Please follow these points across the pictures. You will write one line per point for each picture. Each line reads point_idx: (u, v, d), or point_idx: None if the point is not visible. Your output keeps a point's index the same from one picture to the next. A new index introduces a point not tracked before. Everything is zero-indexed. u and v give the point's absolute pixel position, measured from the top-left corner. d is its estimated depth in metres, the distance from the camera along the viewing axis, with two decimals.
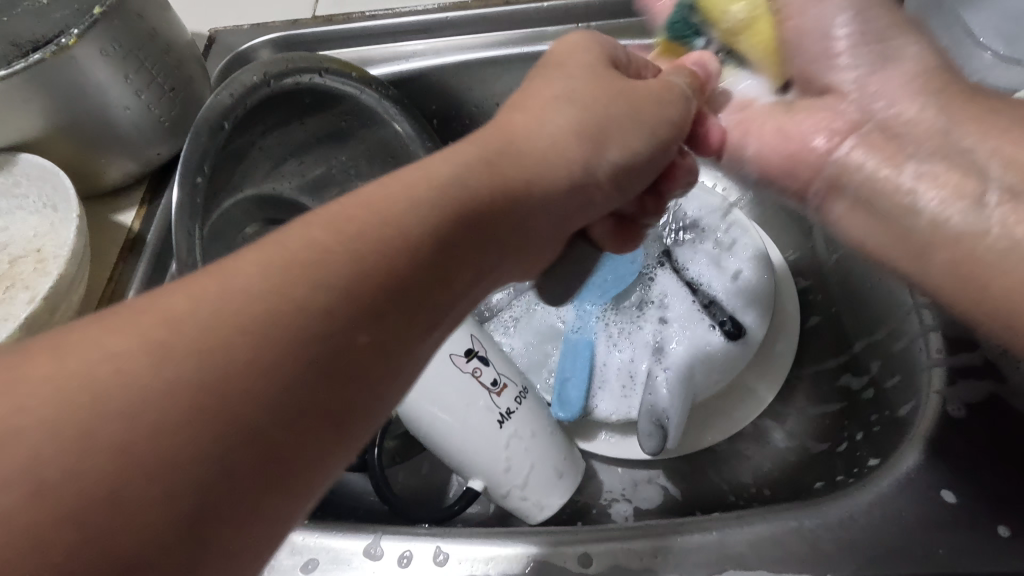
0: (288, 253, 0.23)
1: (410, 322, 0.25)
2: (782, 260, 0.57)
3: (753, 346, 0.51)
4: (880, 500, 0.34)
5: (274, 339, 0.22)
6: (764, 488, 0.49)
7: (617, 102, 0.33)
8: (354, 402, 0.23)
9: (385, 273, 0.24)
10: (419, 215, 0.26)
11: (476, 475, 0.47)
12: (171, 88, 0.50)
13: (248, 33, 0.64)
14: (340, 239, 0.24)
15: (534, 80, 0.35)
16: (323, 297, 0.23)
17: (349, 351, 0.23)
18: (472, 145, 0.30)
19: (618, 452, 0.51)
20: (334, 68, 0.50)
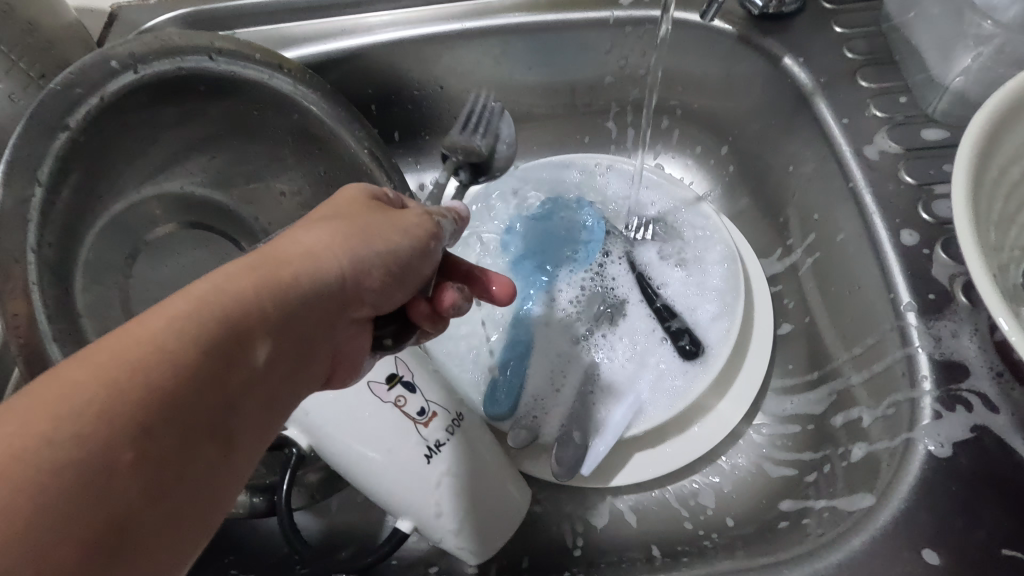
0: (143, 333, 0.22)
1: (188, 476, 0.22)
2: (754, 263, 0.51)
3: (714, 364, 0.46)
4: (849, 559, 0.29)
5: (92, 511, 0.19)
6: (727, 518, 0.45)
7: (372, 214, 0.31)
8: (210, 487, 0.23)
9: (144, 420, 0.21)
10: (235, 339, 0.24)
11: (404, 516, 0.41)
12: (40, 75, 0.42)
13: (154, 9, 0.56)
14: (122, 372, 0.21)
15: (316, 223, 0.29)
16: (115, 441, 0.20)
17: (156, 487, 0.21)
18: (219, 303, 0.24)
19: (535, 468, 0.46)
20: (225, 46, 0.44)
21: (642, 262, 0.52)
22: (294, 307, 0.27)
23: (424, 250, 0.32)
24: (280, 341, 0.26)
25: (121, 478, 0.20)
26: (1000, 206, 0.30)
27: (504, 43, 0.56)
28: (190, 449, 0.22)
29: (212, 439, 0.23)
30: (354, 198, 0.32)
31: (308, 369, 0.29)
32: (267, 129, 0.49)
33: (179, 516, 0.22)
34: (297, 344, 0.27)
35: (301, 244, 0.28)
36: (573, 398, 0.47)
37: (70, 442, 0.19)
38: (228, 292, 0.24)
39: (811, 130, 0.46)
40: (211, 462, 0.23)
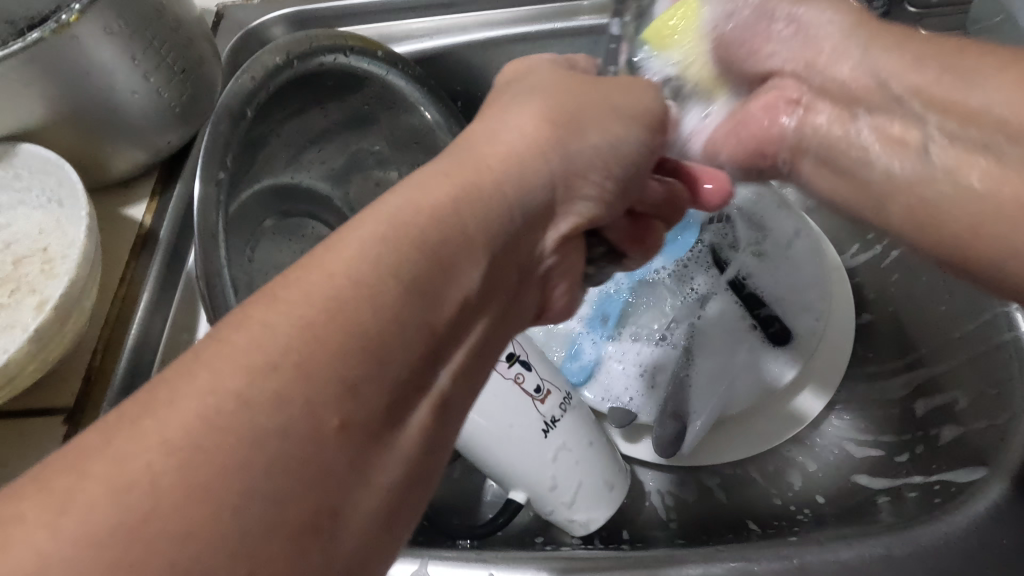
0: (331, 273, 0.20)
1: (394, 444, 0.20)
2: (834, 253, 0.53)
3: (806, 349, 0.48)
4: (976, 523, 0.31)
5: (301, 450, 0.17)
6: (817, 495, 0.46)
7: (579, 96, 0.29)
8: (427, 447, 0.21)
9: (351, 340, 0.19)
10: (435, 245, 0.22)
11: (518, 486, 0.44)
12: (181, 69, 0.45)
13: (258, 8, 0.59)
14: (323, 295, 0.19)
15: (509, 117, 0.28)
16: (320, 398, 0.18)
17: (368, 452, 0.19)
18: (415, 220, 0.22)
19: (632, 448, 0.49)
20: (357, 45, 0.47)
21: (728, 254, 0.53)
22: (492, 218, 0.24)
23: (639, 141, 0.30)
24: (485, 266, 0.24)
25: (323, 433, 0.18)
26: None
27: (592, 43, 0.58)
28: (399, 396, 0.20)
29: (421, 390, 0.21)
30: (529, 86, 0.30)
31: (513, 299, 0.26)
32: (377, 121, 0.51)
33: (403, 483, 0.20)
34: (502, 266, 0.25)
35: (497, 147, 0.26)
36: (666, 382, 0.48)
37: (272, 404, 0.17)
38: (423, 206, 0.23)
39: None
40: (428, 418, 0.21)
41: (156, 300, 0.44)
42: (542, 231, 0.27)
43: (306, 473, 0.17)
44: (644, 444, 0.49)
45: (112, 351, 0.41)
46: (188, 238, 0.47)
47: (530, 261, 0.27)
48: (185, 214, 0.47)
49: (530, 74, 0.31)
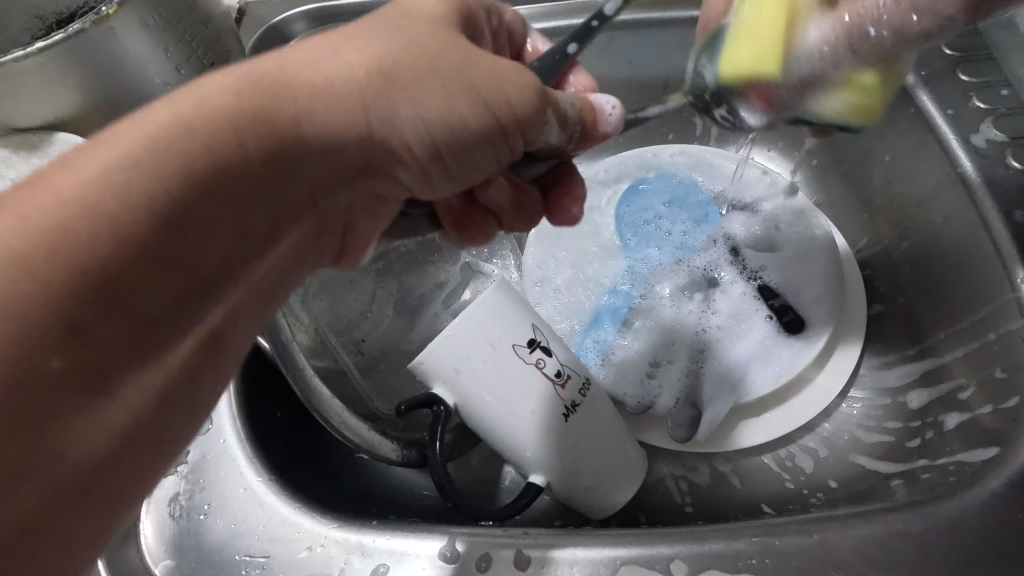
0: (58, 191, 0.20)
1: (121, 386, 0.21)
2: (844, 245, 0.54)
3: (818, 338, 0.49)
4: (990, 500, 0.32)
5: (30, 379, 0.19)
6: (830, 480, 0.47)
7: (446, 54, 0.27)
8: (165, 397, 0.24)
9: (114, 270, 0.20)
10: (214, 170, 0.22)
11: (539, 470, 0.45)
12: (209, 62, 0.46)
13: (279, 4, 0.60)
14: (75, 209, 0.20)
15: (331, 42, 0.26)
16: (45, 339, 0.19)
17: (90, 391, 0.20)
18: (194, 145, 0.22)
19: (645, 435, 0.49)
20: None
21: (744, 246, 0.54)
22: (289, 158, 0.24)
23: (485, 116, 0.28)
24: (266, 210, 0.25)
25: (57, 381, 0.19)
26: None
27: (606, 39, 0.59)
28: (156, 326, 0.22)
29: (176, 334, 0.23)
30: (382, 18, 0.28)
31: (308, 246, 0.30)
32: None
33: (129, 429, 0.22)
34: (286, 208, 0.26)
35: (320, 77, 0.25)
36: (683, 370, 0.49)
37: (25, 332, 0.18)
38: (219, 130, 0.22)
39: (912, 121, 0.49)
40: (189, 354, 0.25)
41: None
42: (346, 185, 0.28)
43: (45, 417, 0.19)
44: (661, 433, 0.49)
45: None
46: None
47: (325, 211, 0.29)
48: None
49: (417, 13, 0.29)
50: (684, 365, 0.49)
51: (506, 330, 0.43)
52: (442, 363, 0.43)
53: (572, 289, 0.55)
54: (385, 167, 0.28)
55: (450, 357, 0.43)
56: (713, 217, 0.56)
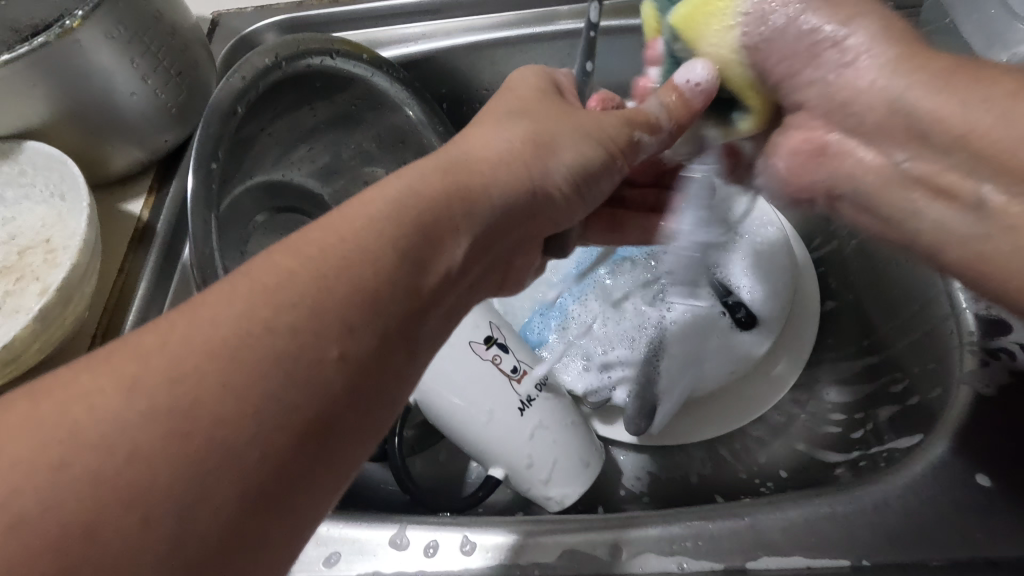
0: (341, 237, 0.25)
1: (359, 383, 0.23)
2: (800, 242, 0.55)
3: (767, 334, 0.51)
4: (915, 482, 0.34)
5: (285, 388, 0.21)
6: (780, 471, 0.48)
7: (568, 116, 0.34)
8: (394, 397, 0.25)
9: (372, 291, 0.24)
10: (435, 211, 0.27)
11: (497, 463, 0.46)
12: (176, 73, 0.48)
13: (251, 16, 0.62)
14: (331, 255, 0.24)
15: (478, 127, 0.33)
16: (321, 335, 0.22)
17: (345, 375, 0.23)
18: (411, 204, 0.26)
19: (603, 429, 0.51)
20: (345, 51, 0.49)
21: None
22: (473, 202, 0.29)
23: (606, 160, 0.34)
24: (463, 248, 0.28)
25: (324, 372, 0.22)
26: None
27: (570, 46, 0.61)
28: (387, 334, 0.24)
29: (394, 345, 0.24)
30: (510, 96, 0.35)
31: (484, 274, 0.31)
32: (364, 121, 0.55)
33: (368, 408, 0.24)
34: (475, 248, 0.29)
35: (484, 152, 0.31)
36: (637, 366, 0.50)
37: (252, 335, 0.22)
38: (419, 188, 0.27)
39: None
40: (402, 363, 0.25)
41: (152, 290, 0.47)
42: (516, 224, 0.31)
43: (263, 423, 0.21)
44: (618, 425, 0.51)
45: (114, 330, 0.44)
46: (184, 233, 0.50)
47: (501, 241, 0.31)
48: (181, 211, 0.50)
49: (517, 96, 0.35)
50: (637, 361, 0.50)
51: (464, 327, 0.45)
52: None
53: (534, 287, 0.57)
54: (540, 209, 0.32)
55: None
56: None
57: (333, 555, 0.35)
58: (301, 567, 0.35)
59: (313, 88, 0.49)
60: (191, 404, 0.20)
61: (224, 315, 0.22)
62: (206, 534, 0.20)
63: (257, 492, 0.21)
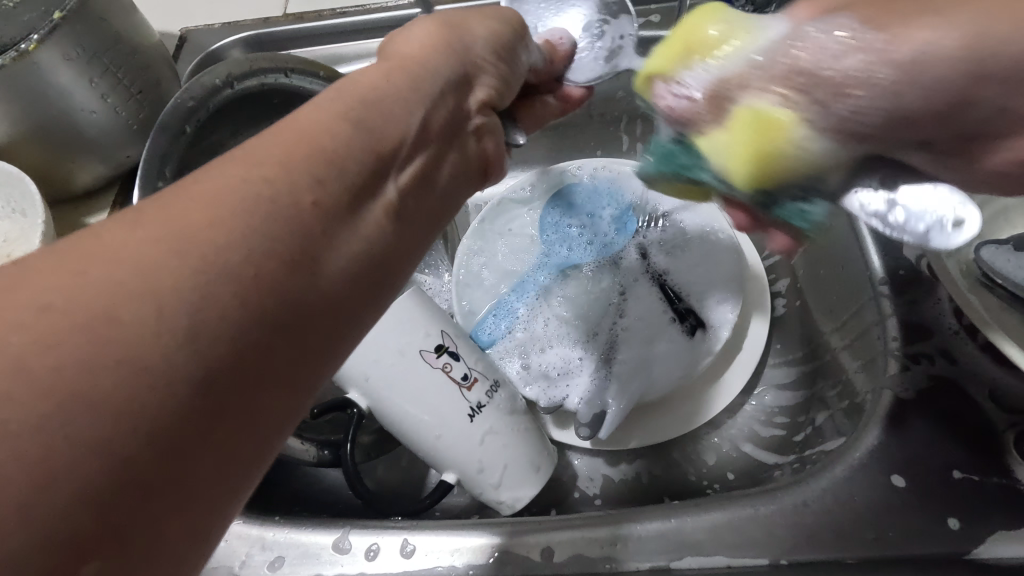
0: (286, 126, 0.26)
1: (343, 230, 0.25)
2: (751, 249, 0.57)
3: (717, 339, 0.51)
4: (835, 484, 0.35)
5: (269, 235, 0.23)
6: (728, 473, 0.50)
7: (484, 17, 0.35)
8: (378, 254, 0.26)
9: (334, 153, 0.26)
10: (378, 92, 0.29)
11: (450, 468, 0.47)
12: (138, 90, 0.50)
13: (218, 32, 0.63)
14: (277, 143, 0.25)
15: (400, 32, 0.33)
16: (293, 186, 0.24)
17: (326, 220, 0.25)
18: (348, 93, 0.28)
19: (557, 434, 0.52)
20: (299, 68, 0.48)
21: (652, 250, 0.57)
22: (417, 85, 0.30)
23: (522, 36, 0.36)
24: (420, 121, 0.29)
25: (303, 216, 0.24)
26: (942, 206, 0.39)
27: None
28: (360, 192, 0.26)
29: (370, 199, 0.27)
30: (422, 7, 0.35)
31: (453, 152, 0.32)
32: None
33: (359, 257, 0.25)
34: (437, 127, 0.31)
35: (410, 48, 0.32)
36: (590, 374, 0.52)
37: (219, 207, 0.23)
38: (357, 81, 0.29)
39: None
40: (383, 219, 0.27)
41: None
42: (467, 106, 0.33)
43: (250, 267, 0.22)
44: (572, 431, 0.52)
45: None
46: None
47: (457, 119, 0.32)
48: None
49: (424, 9, 0.36)
50: (591, 369, 0.52)
51: (414, 336, 0.46)
52: (353, 370, 0.45)
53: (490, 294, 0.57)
54: (476, 90, 0.34)
55: (361, 364, 0.45)
56: (629, 222, 0.59)
57: (277, 560, 0.37)
58: (247, 572, 0.36)
59: (269, 104, 0.50)
60: (166, 276, 0.21)
61: (176, 221, 0.22)
62: (210, 379, 0.21)
63: (261, 328, 0.22)
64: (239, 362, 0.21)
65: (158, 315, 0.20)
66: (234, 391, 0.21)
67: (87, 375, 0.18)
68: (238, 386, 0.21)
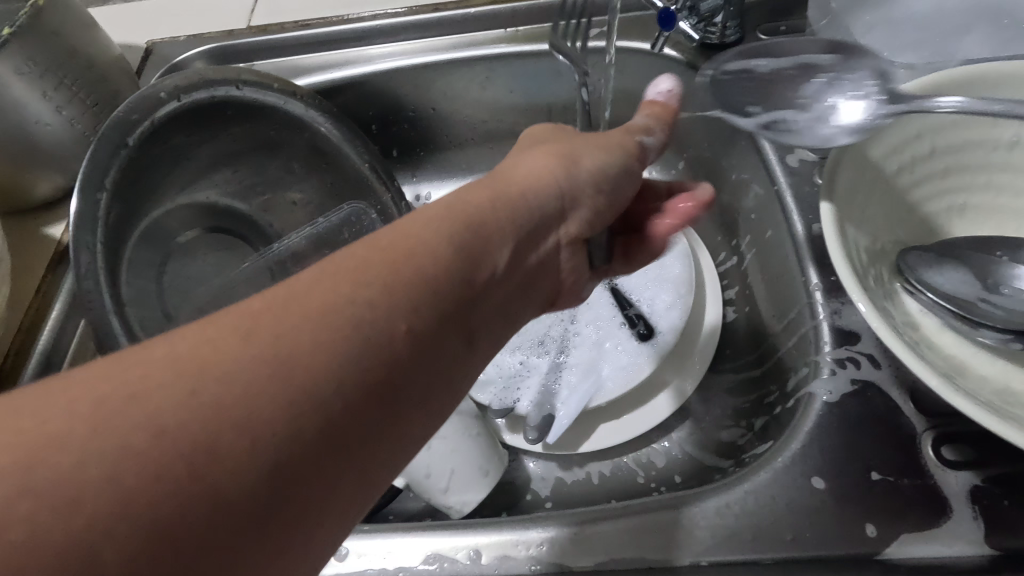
0: (418, 239, 0.26)
1: (415, 369, 0.24)
2: (704, 252, 0.58)
3: (666, 345, 0.52)
4: (759, 485, 0.36)
5: (339, 370, 0.21)
6: (675, 475, 0.51)
7: (559, 142, 0.36)
8: (448, 386, 0.25)
9: (439, 281, 0.25)
10: (506, 216, 0.30)
11: (399, 473, 0.48)
12: (94, 103, 0.51)
13: (183, 44, 0.65)
14: (406, 250, 0.25)
15: (532, 155, 0.35)
16: (383, 323, 0.23)
17: (404, 359, 0.23)
18: (489, 214, 0.29)
19: (508, 437, 0.53)
20: (249, 80, 0.52)
21: None
22: (510, 208, 0.31)
23: (620, 161, 0.37)
24: (508, 251, 0.29)
25: (384, 357, 0.22)
26: (871, 202, 0.37)
27: (489, 70, 0.64)
28: (447, 327, 0.25)
29: (452, 335, 0.25)
30: (608, 138, 0.37)
31: (530, 280, 0.32)
32: (283, 143, 0.57)
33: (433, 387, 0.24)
34: (521, 253, 0.30)
35: (516, 178, 0.33)
36: (542, 379, 0.53)
37: (300, 327, 0.21)
38: (490, 202, 0.30)
39: (747, 143, 0.53)
40: (458, 351, 0.26)
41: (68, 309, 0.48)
42: (545, 231, 0.32)
43: (295, 399, 0.20)
44: (522, 435, 0.52)
45: (26, 348, 0.46)
46: None
47: (543, 253, 0.33)
48: None
49: (536, 135, 0.38)
50: (543, 376, 0.53)
51: None
52: None
53: None
54: (565, 215, 0.34)
55: None
56: None
57: None
58: None
59: (224, 114, 0.53)
60: (211, 413, 0.19)
61: (254, 342, 0.20)
62: (220, 527, 0.18)
63: (285, 475, 0.19)
64: (300, 490, 0.20)
65: (240, 444, 0.19)
66: (270, 532, 0.19)
67: (171, 508, 0.17)
68: (250, 541, 0.19)
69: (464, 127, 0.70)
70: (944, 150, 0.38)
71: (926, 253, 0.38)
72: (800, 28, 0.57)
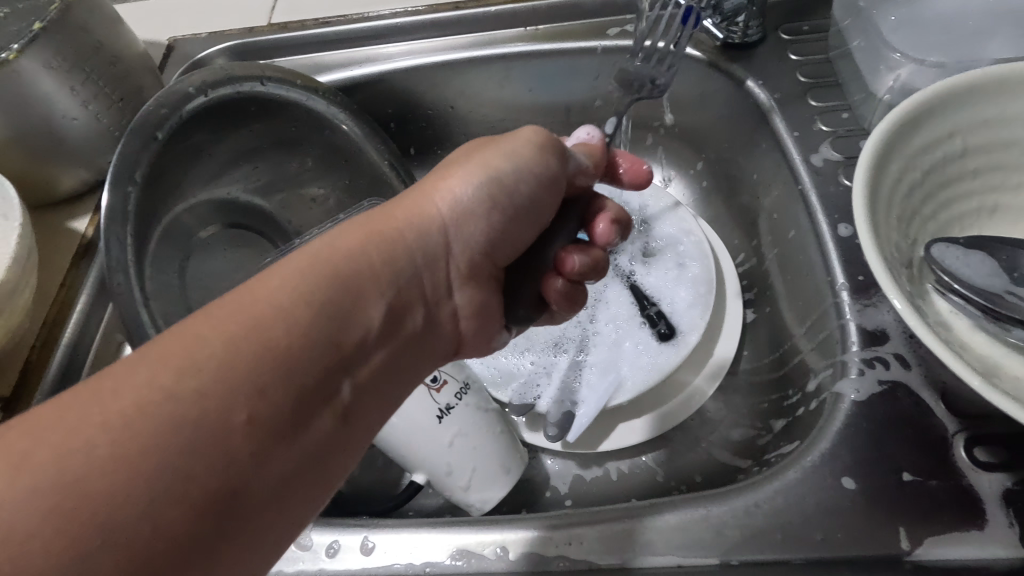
0: (266, 305, 0.27)
1: (272, 445, 0.25)
2: (723, 252, 0.58)
3: (688, 346, 0.51)
4: (787, 485, 0.35)
5: (178, 459, 0.22)
6: (695, 475, 0.51)
7: (454, 167, 0.37)
8: (317, 453, 0.27)
9: (292, 349, 0.26)
10: (381, 269, 0.31)
11: (419, 469, 0.48)
12: (119, 98, 0.51)
13: (205, 40, 0.65)
14: (251, 322, 0.26)
15: (421, 190, 0.36)
16: (230, 402, 0.24)
17: (257, 442, 0.25)
18: (361, 268, 0.31)
19: (528, 436, 0.53)
20: (274, 77, 0.53)
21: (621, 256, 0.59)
22: (386, 258, 0.32)
23: (527, 175, 0.37)
24: (383, 307, 0.31)
25: (229, 440, 0.24)
26: (902, 197, 0.37)
27: (509, 68, 0.64)
28: (307, 396, 0.27)
29: (318, 404, 0.27)
30: (512, 144, 0.38)
31: (419, 333, 0.34)
32: (304, 140, 0.58)
33: (323, 443, 0.28)
34: (401, 307, 0.32)
35: (399, 214, 0.34)
36: (562, 379, 0.53)
37: (133, 422, 0.22)
38: (359, 252, 0.31)
39: (771, 142, 0.53)
40: (326, 422, 0.28)
41: (92, 303, 0.49)
42: (431, 272, 0.35)
43: (132, 496, 0.21)
44: (542, 433, 0.52)
45: (50, 344, 0.46)
46: None
47: (434, 300, 0.35)
48: None
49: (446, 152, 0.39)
50: (563, 375, 0.53)
51: None
52: None
53: None
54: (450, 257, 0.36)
55: None
56: None
57: None
58: None
59: (249, 110, 0.53)
60: (44, 523, 0.20)
61: (80, 442, 0.21)
62: None
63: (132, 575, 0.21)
64: None
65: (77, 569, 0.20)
66: None
67: None
68: None
69: (482, 126, 0.70)
70: (976, 148, 0.38)
71: (954, 245, 0.38)
72: (822, 28, 0.57)
